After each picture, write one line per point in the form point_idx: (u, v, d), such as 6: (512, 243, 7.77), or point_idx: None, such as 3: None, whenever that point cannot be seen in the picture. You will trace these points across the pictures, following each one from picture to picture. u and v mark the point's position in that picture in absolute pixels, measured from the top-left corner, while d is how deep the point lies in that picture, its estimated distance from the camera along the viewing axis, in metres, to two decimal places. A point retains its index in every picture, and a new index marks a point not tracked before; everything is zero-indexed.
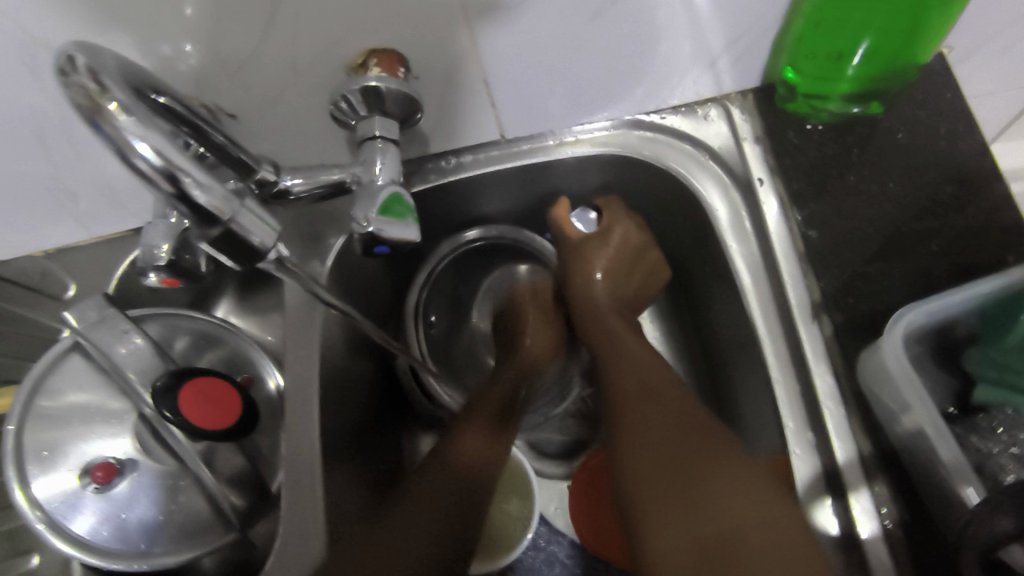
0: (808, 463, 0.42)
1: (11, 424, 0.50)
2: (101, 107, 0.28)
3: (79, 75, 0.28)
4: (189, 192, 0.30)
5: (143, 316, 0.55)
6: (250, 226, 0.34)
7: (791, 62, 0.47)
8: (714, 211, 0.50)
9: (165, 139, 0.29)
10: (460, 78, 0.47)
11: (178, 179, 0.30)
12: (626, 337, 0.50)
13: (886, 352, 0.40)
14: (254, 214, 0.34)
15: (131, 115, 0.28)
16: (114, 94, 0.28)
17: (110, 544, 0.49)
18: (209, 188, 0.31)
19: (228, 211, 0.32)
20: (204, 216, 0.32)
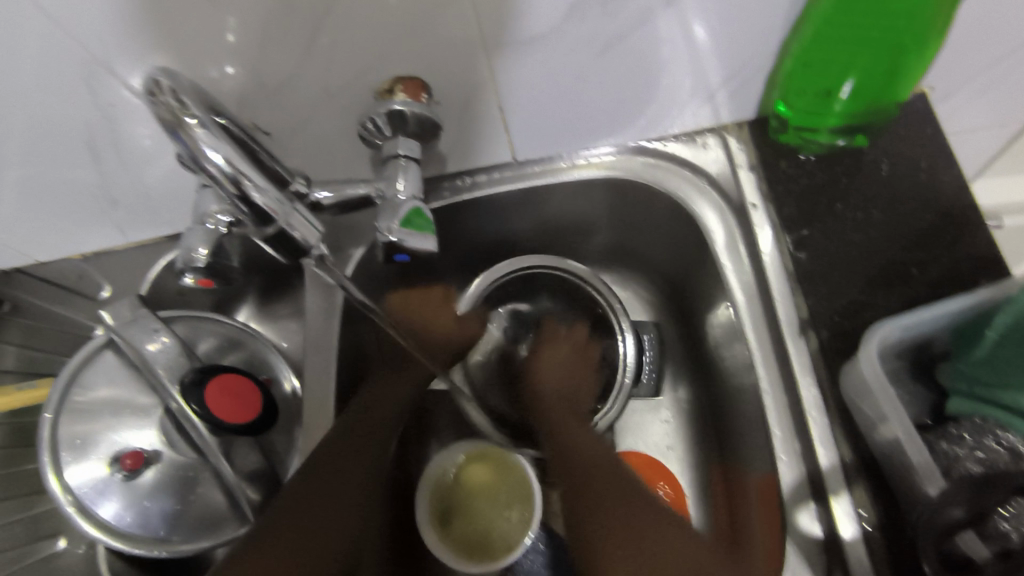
0: (793, 470, 0.45)
1: (48, 412, 0.53)
2: (182, 122, 0.32)
3: (166, 97, 0.32)
4: (250, 194, 0.35)
5: (172, 317, 0.60)
6: (297, 225, 0.40)
7: (782, 98, 0.51)
8: (710, 232, 0.54)
9: (233, 148, 0.34)
10: (475, 105, 0.50)
11: (242, 184, 0.35)
12: (580, 425, 0.57)
13: (863, 362, 0.43)
14: (302, 215, 0.40)
15: (206, 129, 0.33)
16: (192, 110, 0.33)
17: (133, 530, 0.52)
18: (266, 191, 0.36)
19: (282, 215, 0.38)
20: (262, 215, 0.37)
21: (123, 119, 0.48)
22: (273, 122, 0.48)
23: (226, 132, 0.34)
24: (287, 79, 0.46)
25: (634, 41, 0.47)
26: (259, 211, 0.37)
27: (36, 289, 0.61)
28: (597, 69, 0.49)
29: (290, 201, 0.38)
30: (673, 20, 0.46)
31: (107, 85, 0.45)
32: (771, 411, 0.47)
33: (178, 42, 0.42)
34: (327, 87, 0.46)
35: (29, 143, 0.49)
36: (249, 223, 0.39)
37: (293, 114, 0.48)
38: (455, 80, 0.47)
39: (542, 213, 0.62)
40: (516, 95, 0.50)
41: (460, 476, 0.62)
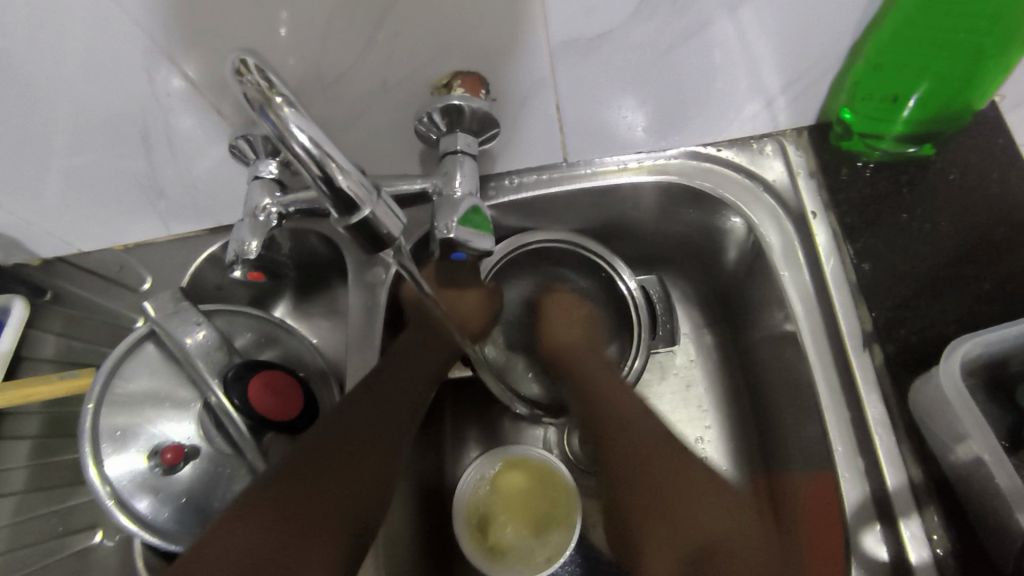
0: (856, 488, 0.44)
1: (89, 404, 0.53)
2: (270, 101, 0.31)
3: (252, 74, 0.31)
4: (334, 178, 0.35)
5: (211, 310, 0.59)
6: (384, 216, 0.39)
7: (848, 104, 0.50)
8: (766, 239, 0.53)
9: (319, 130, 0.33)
10: (533, 104, 0.49)
11: (327, 166, 0.34)
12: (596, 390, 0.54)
13: (943, 379, 0.41)
14: (387, 206, 0.39)
15: (293, 107, 0.32)
16: (280, 90, 0.31)
17: (169, 525, 0.51)
18: (350, 173, 0.35)
19: (367, 202, 0.37)
20: (347, 203, 0.37)
21: (174, 109, 0.48)
22: (326, 115, 0.48)
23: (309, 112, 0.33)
24: (345, 73, 0.45)
25: (698, 44, 0.46)
26: (343, 198, 0.36)
27: (79, 280, 0.62)
28: (659, 69, 0.47)
29: (375, 190, 0.38)
30: (732, 27, 0.45)
31: (162, 75, 0.45)
32: (831, 425, 0.46)
33: (237, 33, 0.41)
34: (384, 81, 0.46)
35: (78, 131, 0.49)
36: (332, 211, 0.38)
37: (347, 108, 0.47)
38: (514, 77, 0.46)
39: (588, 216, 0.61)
40: (573, 95, 0.49)
41: (494, 484, 0.61)
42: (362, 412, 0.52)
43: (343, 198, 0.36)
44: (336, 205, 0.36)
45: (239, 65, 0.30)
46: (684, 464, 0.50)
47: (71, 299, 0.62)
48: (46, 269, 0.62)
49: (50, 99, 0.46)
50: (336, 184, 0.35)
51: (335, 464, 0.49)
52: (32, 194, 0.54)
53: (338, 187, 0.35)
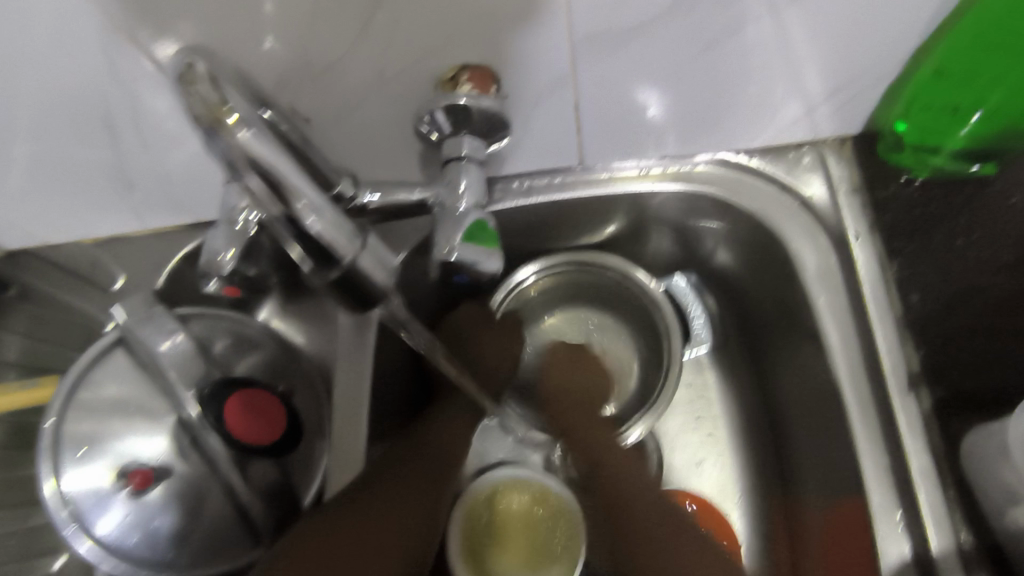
0: (895, 547, 0.40)
1: (51, 418, 0.48)
2: (222, 121, 0.26)
3: (202, 85, 0.26)
4: (302, 218, 0.31)
5: (189, 314, 0.54)
6: (373, 268, 0.35)
7: (903, 115, 0.45)
8: (800, 259, 0.48)
9: (282, 155, 0.28)
10: (551, 100, 0.43)
11: (293, 200, 0.30)
12: (594, 428, 0.52)
13: (1014, 438, 0.38)
14: (378, 254, 0.35)
15: (249, 128, 0.27)
16: (234, 104, 0.26)
17: (138, 550, 0.47)
18: (321, 213, 0.31)
19: (348, 251, 0.33)
20: (319, 248, 0.33)
21: (144, 93, 0.42)
22: (315, 106, 0.42)
23: (273, 133, 0.29)
24: (339, 59, 0.39)
25: (737, 46, 0.41)
26: (316, 244, 0.33)
27: (45, 275, 0.56)
28: (696, 68, 0.42)
29: (360, 235, 0.34)
30: (768, 28, 0.40)
31: (130, 57, 0.39)
32: (869, 476, 0.42)
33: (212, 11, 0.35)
34: (381, 71, 0.40)
35: (43, 115, 0.43)
36: (310, 263, 0.34)
37: (338, 101, 0.42)
38: (534, 70, 0.41)
39: (608, 225, 0.56)
40: (594, 94, 0.43)
41: (494, 496, 0.56)
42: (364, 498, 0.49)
43: (320, 249, 0.33)
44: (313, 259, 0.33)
45: (187, 73, 0.26)
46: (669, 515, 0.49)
47: (35, 296, 0.57)
48: (12, 262, 0.55)
49: (16, 71, 0.40)
50: (304, 224, 0.31)
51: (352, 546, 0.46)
52: None
53: (308, 229, 0.31)
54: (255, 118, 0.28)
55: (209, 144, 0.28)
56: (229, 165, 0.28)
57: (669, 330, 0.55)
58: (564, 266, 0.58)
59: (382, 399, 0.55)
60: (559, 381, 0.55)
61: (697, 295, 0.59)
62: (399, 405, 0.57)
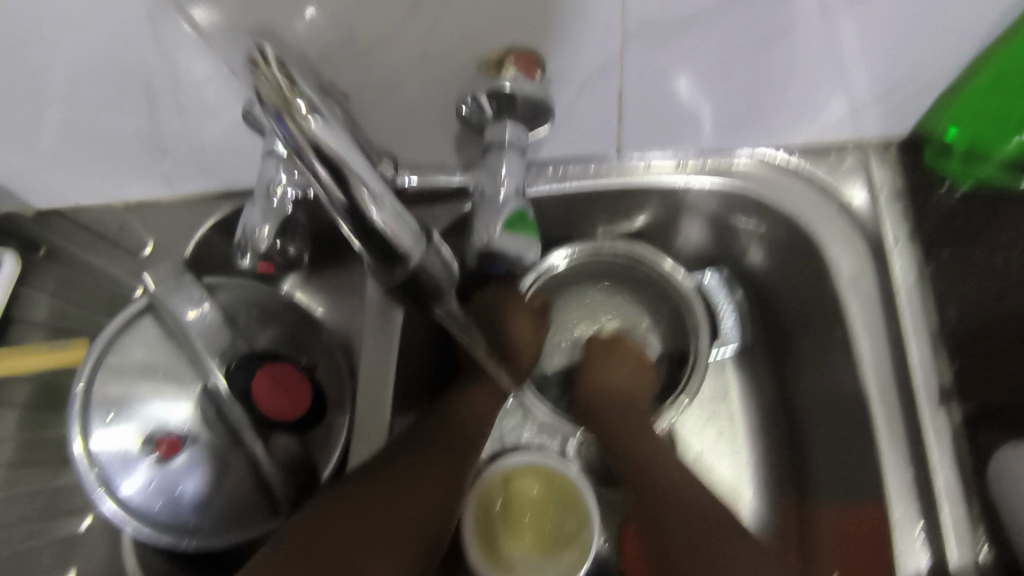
0: (914, 559, 0.41)
1: (81, 382, 0.49)
2: (292, 107, 0.26)
3: (272, 72, 0.26)
4: (366, 210, 0.30)
5: (217, 283, 0.53)
6: (432, 263, 0.36)
7: (953, 121, 0.44)
8: (835, 264, 0.48)
9: (346, 141, 0.28)
10: (596, 87, 0.42)
11: (358, 191, 0.29)
12: (643, 430, 0.53)
13: None
14: (435, 251, 0.36)
15: (318, 116, 0.26)
16: (303, 91, 0.26)
17: (162, 515, 0.48)
18: (383, 205, 0.31)
19: (413, 248, 0.34)
20: (383, 243, 0.33)
21: (183, 61, 0.41)
22: (356, 85, 0.41)
23: (336, 119, 0.28)
24: (383, 37, 0.38)
25: (789, 46, 0.40)
26: (380, 238, 0.33)
27: (74, 236, 0.57)
28: (745, 64, 0.41)
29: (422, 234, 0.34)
30: (821, 27, 0.39)
31: (171, 21, 0.38)
32: (893, 488, 0.43)
33: None
34: (427, 51, 0.39)
35: (80, 82, 0.43)
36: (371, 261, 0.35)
37: (380, 78, 0.41)
38: (583, 61, 0.40)
39: (641, 216, 0.56)
40: (640, 85, 0.42)
41: (510, 476, 0.57)
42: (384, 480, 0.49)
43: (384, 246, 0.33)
44: (377, 258, 0.33)
45: (258, 58, 0.26)
46: (718, 525, 0.49)
47: (66, 259, 0.57)
48: (41, 220, 0.56)
49: (49, 33, 0.39)
50: (368, 217, 0.31)
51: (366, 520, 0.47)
52: (24, 142, 0.47)
53: (370, 220, 0.31)
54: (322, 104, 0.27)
55: (271, 126, 0.27)
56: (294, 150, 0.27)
57: (698, 331, 0.55)
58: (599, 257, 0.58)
59: (407, 377, 0.56)
60: (605, 381, 0.55)
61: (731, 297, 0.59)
62: (420, 383, 0.58)
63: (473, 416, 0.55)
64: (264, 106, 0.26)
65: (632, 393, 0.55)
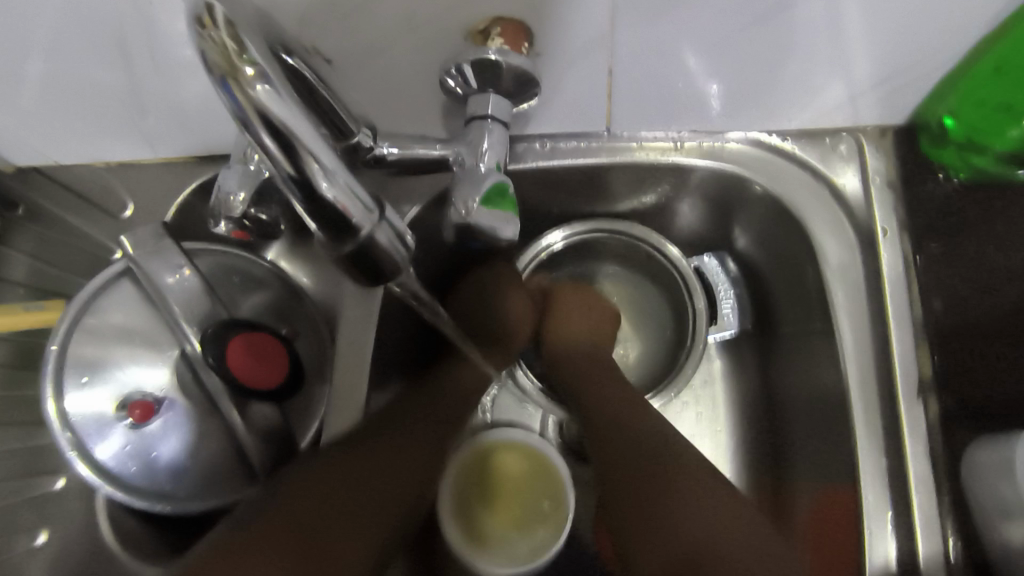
0: (886, 547, 0.41)
1: (55, 343, 0.48)
2: (237, 72, 0.25)
3: (218, 30, 0.25)
4: (316, 183, 0.28)
5: (196, 249, 0.53)
6: (389, 243, 0.33)
7: (951, 112, 0.44)
8: (824, 251, 0.47)
9: (295, 108, 0.27)
10: (584, 60, 0.41)
11: (309, 161, 0.28)
12: (613, 382, 0.53)
13: None
14: (393, 230, 0.33)
15: (266, 83, 0.25)
16: (251, 56, 0.25)
17: (135, 479, 0.47)
18: (335, 177, 0.29)
19: (363, 222, 0.31)
20: (335, 216, 0.30)
21: (159, 15, 0.40)
22: (339, 49, 0.40)
23: (288, 85, 0.27)
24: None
25: (789, 20, 0.39)
26: (331, 211, 0.30)
27: (53, 196, 0.55)
28: (740, 42, 0.40)
29: (378, 207, 0.32)
30: (821, 3, 0.38)
31: None
32: (866, 476, 0.43)
33: None
34: (410, 16, 0.38)
35: (53, 34, 0.42)
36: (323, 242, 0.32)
37: (362, 43, 0.39)
38: (573, 31, 0.39)
39: (646, 192, 0.54)
40: (630, 58, 0.41)
41: (488, 450, 0.57)
42: (365, 454, 0.49)
43: (334, 222, 0.31)
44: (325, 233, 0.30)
45: (205, 17, 0.25)
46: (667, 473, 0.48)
47: (45, 218, 0.56)
48: (21, 178, 0.54)
49: None
50: (319, 190, 0.29)
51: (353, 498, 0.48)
52: (6, 96, 0.47)
53: (321, 193, 0.29)
54: (271, 69, 0.26)
55: (221, 100, 0.26)
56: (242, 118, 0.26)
57: (698, 316, 0.54)
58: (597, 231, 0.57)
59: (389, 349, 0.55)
60: (561, 336, 0.57)
61: (730, 280, 0.57)
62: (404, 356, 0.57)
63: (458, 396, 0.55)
64: (212, 70, 0.25)
65: (593, 338, 0.56)
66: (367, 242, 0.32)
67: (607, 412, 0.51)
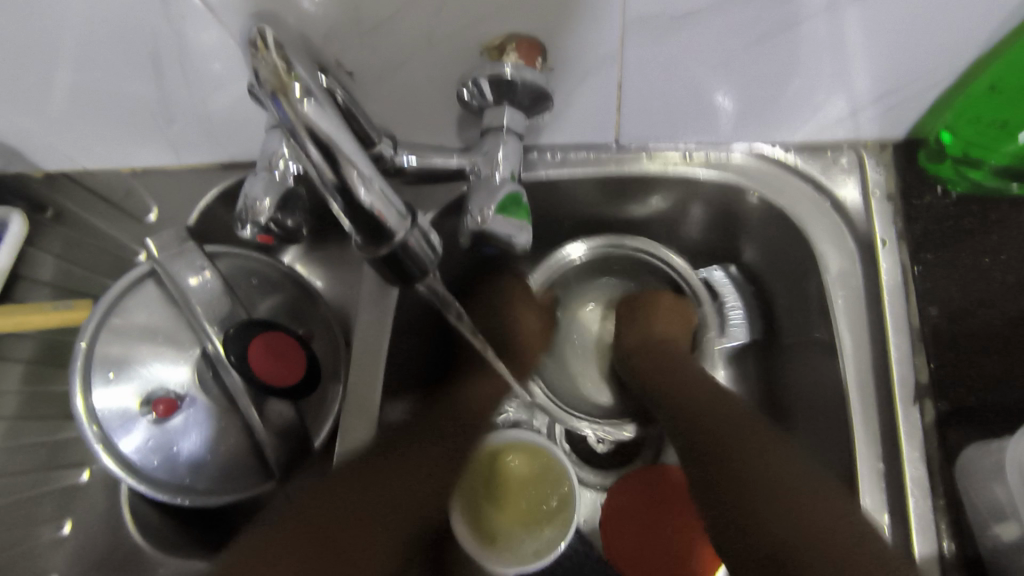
0: (880, 547, 0.43)
1: (83, 340, 0.50)
2: (286, 89, 0.27)
3: (269, 53, 0.26)
4: (354, 189, 0.31)
5: (217, 252, 0.54)
6: (418, 247, 0.36)
7: (949, 126, 0.46)
8: (825, 261, 0.49)
9: (337, 123, 0.29)
10: (594, 75, 0.43)
11: (348, 172, 0.30)
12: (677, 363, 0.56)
13: (1009, 461, 0.40)
14: (422, 237, 0.36)
15: (312, 99, 0.27)
16: (298, 75, 0.27)
17: (158, 473, 0.49)
18: (371, 185, 0.31)
19: (398, 229, 0.34)
20: (371, 221, 0.33)
21: (192, 31, 0.42)
22: (361, 64, 0.42)
23: (330, 102, 0.29)
24: (387, 19, 0.39)
25: (795, 40, 0.41)
26: (367, 216, 0.33)
27: (82, 200, 0.58)
28: (746, 60, 0.42)
29: (408, 215, 0.34)
30: (825, 24, 0.39)
31: None
32: (863, 479, 0.44)
33: None
34: (430, 31, 0.39)
35: (90, 47, 0.44)
36: (360, 243, 0.35)
37: (383, 58, 0.41)
38: (584, 48, 0.41)
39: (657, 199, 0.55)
40: (640, 74, 0.43)
41: (500, 453, 0.58)
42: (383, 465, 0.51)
43: (372, 225, 0.33)
44: (364, 236, 0.33)
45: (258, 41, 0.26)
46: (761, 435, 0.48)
47: (73, 220, 0.59)
48: (50, 184, 0.56)
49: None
50: (357, 197, 0.31)
51: (369, 512, 0.50)
52: (36, 104, 0.48)
53: (359, 199, 0.31)
54: (316, 87, 0.28)
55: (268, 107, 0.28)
56: (287, 131, 0.28)
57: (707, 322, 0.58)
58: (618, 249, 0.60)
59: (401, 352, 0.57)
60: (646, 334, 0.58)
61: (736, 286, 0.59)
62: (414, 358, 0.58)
63: (470, 403, 0.57)
64: (262, 84, 0.27)
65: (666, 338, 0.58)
66: (400, 249, 0.35)
67: (689, 384, 0.54)
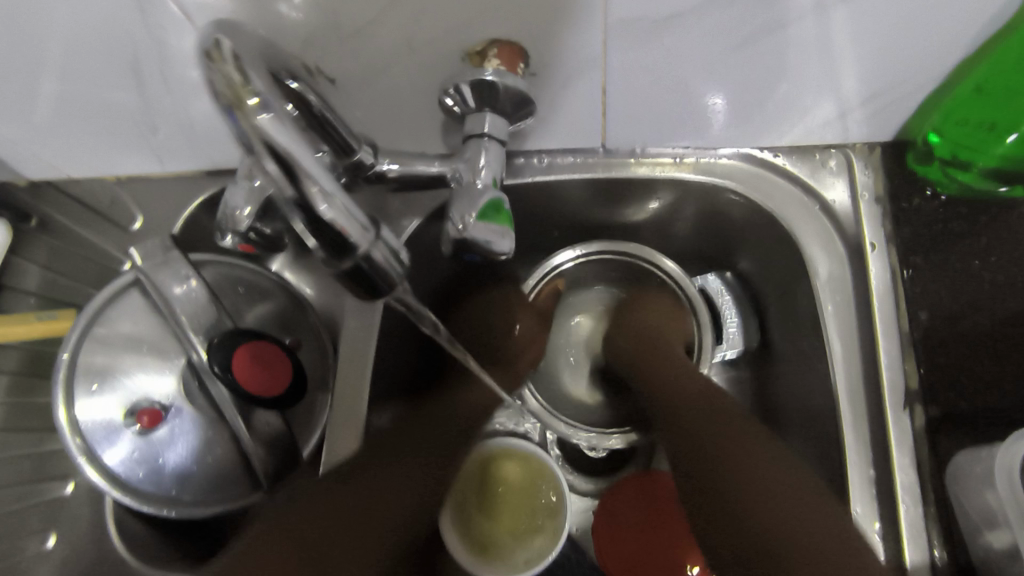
0: (870, 554, 0.42)
1: (65, 351, 0.49)
2: (241, 102, 0.27)
3: (226, 66, 0.27)
4: (315, 205, 0.30)
5: (201, 260, 0.54)
6: (385, 260, 0.35)
7: (935, 127, 0.46)
8: (814, 265, 0.49)
9: (295, 136, 0.28)
10: (578, 80, 0.42)
11: (307, 187, 0.29)
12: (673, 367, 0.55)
13: (998, 468, 0.40)
14: (388, 248, 0.35)
15: (267, 112, 0.27)
16: (255, 87, 0.27)
17: (143, 485, 0.49)
18: (333, 201, 0.30)
19: (362, 241, 0.33)
20: (337, 237, 0.32)
21: (172, 39, 0.42)
22: (342, 70, 0.41)
23: (290, 114, 0.28)
24: (367, 25, 0.38)
25: (780, 41, 0.40)
26: (331, 232, 0.32)
27: (66, 208, 0.57)
28: (731, 62, 0.41)
29: (373, 228, 0.34)
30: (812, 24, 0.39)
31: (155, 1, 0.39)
32: (854, 485, 0.44)
33: None
34: (410, 38, 0.39)
35: (70, 56, 0.43)
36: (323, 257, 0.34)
37: (364, 65, 0.41)
38: (568, 54, 0.40)
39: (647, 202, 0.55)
40: (625, 78, 0.42)
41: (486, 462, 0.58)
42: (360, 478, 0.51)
43: (335, 241, 0.32)
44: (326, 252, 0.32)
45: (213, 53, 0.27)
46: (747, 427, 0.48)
47: (57, 229, 0.58)
48: (32, 193, 0.56)
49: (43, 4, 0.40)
50: (317, 212, 0.30)
51: (349, 526, 0.50)
52: (17, 113, 0.48)
53: (321, 216, 0.30)
54: (275, 101, 0.28)
55: (227, 123, 0.28)
56: (245, 145, 0.28)
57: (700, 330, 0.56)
58: (613, 252, 0.58)
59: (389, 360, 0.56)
60: None
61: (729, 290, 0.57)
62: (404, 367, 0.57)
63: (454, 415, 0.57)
64: (218, 100, 0.27)
65: None
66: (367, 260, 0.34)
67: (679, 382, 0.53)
